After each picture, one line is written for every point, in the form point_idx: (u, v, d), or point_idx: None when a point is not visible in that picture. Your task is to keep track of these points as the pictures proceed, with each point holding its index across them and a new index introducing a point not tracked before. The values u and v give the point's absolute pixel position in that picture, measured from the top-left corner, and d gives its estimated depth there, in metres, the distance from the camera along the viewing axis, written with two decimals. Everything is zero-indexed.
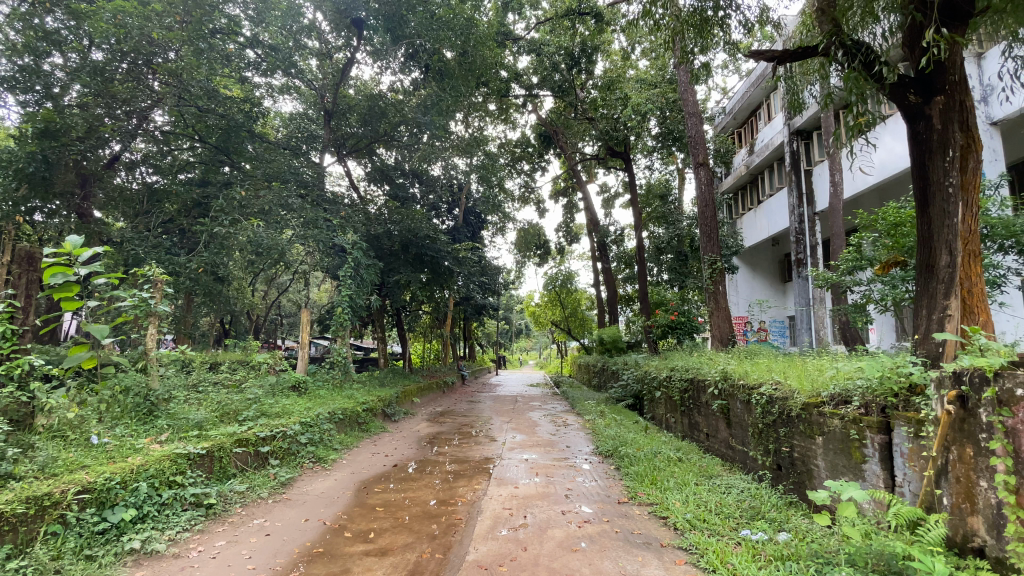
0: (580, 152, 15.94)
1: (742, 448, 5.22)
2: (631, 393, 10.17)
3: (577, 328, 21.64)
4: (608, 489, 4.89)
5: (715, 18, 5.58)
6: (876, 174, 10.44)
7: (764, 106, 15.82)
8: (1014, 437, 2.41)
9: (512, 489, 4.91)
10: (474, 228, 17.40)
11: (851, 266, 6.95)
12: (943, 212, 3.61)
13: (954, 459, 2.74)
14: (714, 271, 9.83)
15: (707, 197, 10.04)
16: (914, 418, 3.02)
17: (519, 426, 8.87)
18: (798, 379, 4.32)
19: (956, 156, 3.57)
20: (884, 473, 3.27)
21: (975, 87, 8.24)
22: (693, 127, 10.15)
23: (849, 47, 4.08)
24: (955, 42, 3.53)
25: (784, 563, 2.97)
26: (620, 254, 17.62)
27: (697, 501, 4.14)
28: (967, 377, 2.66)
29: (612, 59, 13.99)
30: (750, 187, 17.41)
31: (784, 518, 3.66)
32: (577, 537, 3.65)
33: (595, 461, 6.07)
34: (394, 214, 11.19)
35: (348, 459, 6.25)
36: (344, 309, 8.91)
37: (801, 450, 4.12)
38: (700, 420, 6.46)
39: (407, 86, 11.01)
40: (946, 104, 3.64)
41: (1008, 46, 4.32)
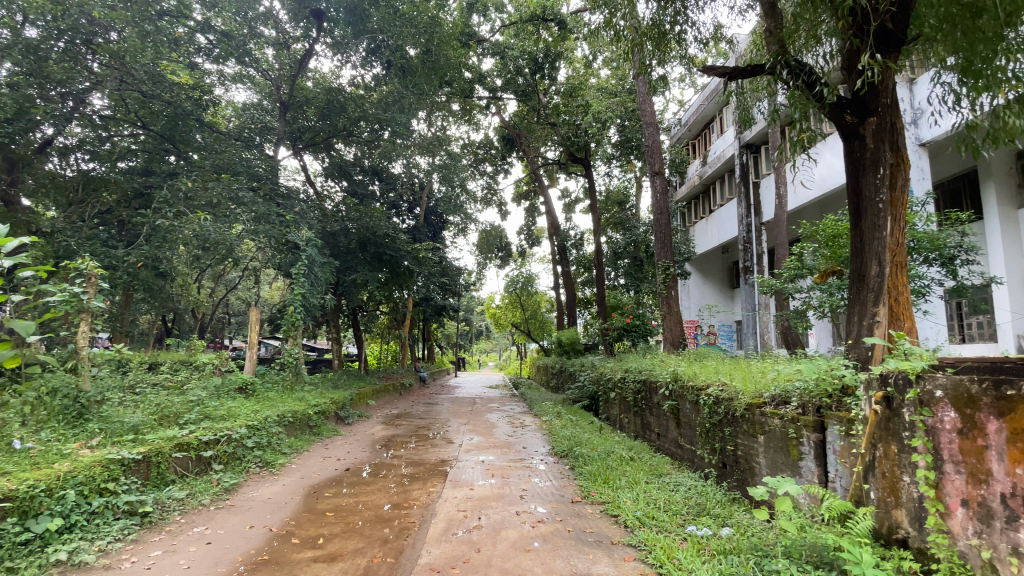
0: (542, 156, 16.03)
1: (691, 448, 5.41)
2: (588, 394, 10.35)
3: (536, 330, 21.78)
4: (562, 489, 4.95)
5: (672, 31, 5.81)
6: (816, 188, 11.09)
7: (717, 120, 16.51)
8: (934, 435, 2.62)
9: (467, 491, 4.88)
10: (435, 227, 17.27)
11: (793, 274, 7.35)
12: (873, 225, 3.88)
13: (881, 456, 2.93)
14: (667, 276, 10.15)
15: (662, 205, 10.37)
16: (846, 417, 3.22)
17: (475, 428, 8.84)
18: (743, 381, 4.52)
19: (886, 173, 3.84)
20: (818, 470, 3.48)
21: (906, 110, 8.90)
22: (650, 137, 10.44)
23: (794, 67, 4.30)
24: (888, 67, 3.79)
25: (726, 557, 3.10)
26: (579, 258, 17.86)
27: (647, 498, 4.27)
28: (893, 379, 2.85)
29: (575, 67, 14.21)
30: (703, 197, 18.09)
31: (727, 513, 3.82)
32: (531, 537, 3.67)
33: (550, 461, 6.12)
34: (352, 212, 10.93)
35: (296, 463, 6.04)
36: (296, 309, 8.63)
37: (744, 449, 4.32)
38: (652, 420, 6.64)
39: (368, 81, 10.75)
40: (878, 125, 3.91)
41: (936, 73, 4.65)
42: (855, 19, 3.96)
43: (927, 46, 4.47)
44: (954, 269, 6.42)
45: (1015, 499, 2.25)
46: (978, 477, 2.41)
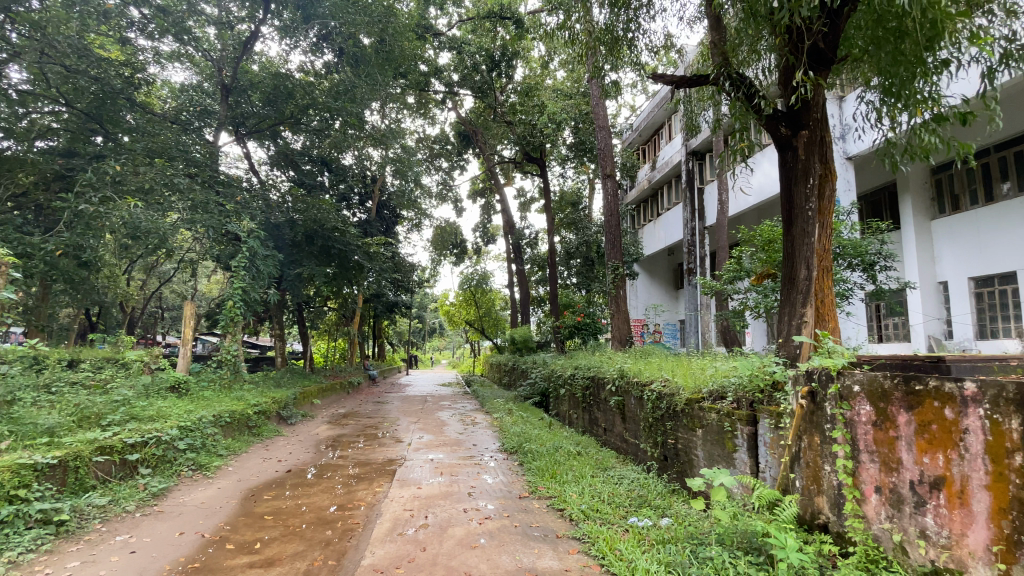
0: (498, 155, 16.02)
1: (635, 442, 5.58)
2: (539, 391, 10.48)
3: (490, 328, 21.77)
4: (510, 485, 4.98)
5: (624, 37, 5.96)
6: (754, 195, 11.73)
7: (666, 126, 17.11)
8: (851, 426, 2.84)
9: (414, 490, 4.81)
10: (388, 222, 16.89)
11: (731, 276, 7.75)
12: (803, 231, 4.14)
13: (806, 446, 3.14)
14: (616, 276, 10.43)
15: (612, 206, 10.65)
16: (775, 411, 3.43)
17: (424, 426, 8.72)
18: (684, 377, 4.73)
19: (815, 183, 4.11)
20: (750, 460, 3.70)
21: (835, 125, 9.54)
22: (602, 140, 10.66)
23: (735, 79, 4.55)
24: (819, 83, 4.05)
25: (664, 546, 3.23)
26: (533, 257, 18.03)
27: (591, 492, 4.38)
28: (817, 375, 3.06)
29: (531, 66, 14.30)
30: (652, 200, 18.69)
31: (667, 504, 3.99)
32: (477, 534, 3.68)
33: (500, 458, 6.15)
34: (298, 203, 10.51)
35: (232, 466, 5.73)
36: (236, 304, 8.21)
37: (684, 442, 4.52)
38: (599, 415, 6.81)
39: (318, 68, 10.36)
40: (809, 138, 4.17)
41: (861, 92, 5.01)
42: (791, 38, 4.21)
43: (855, 65, 4.80)
44: (874, 274, 6.98)
45: (922, 485, 2.47)
46: (890, 465, 2.63)
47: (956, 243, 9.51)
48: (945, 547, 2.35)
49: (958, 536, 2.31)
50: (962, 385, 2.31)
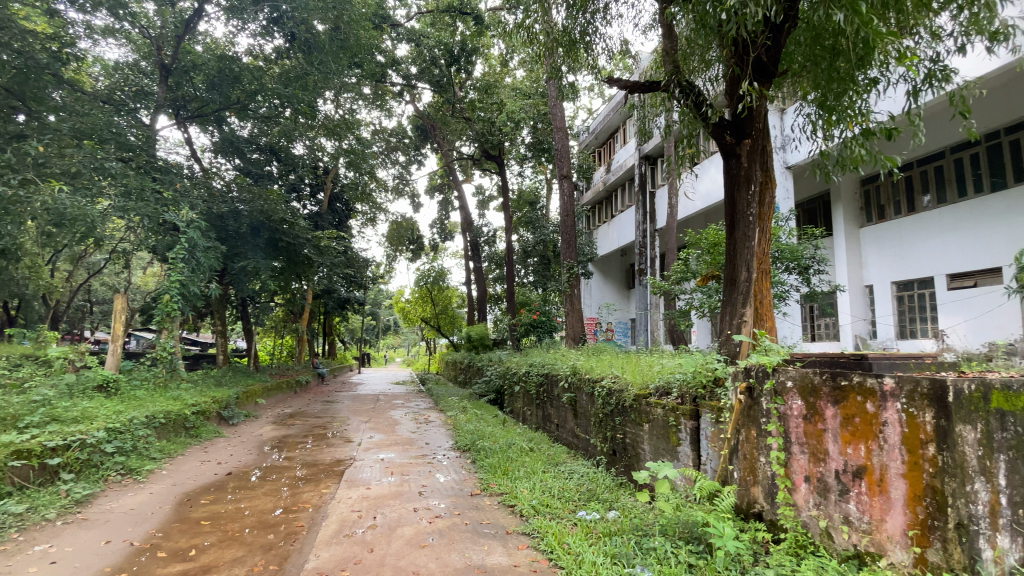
0: (457, 151, 15.89)
1: (586, 437, 5.70)
2: (494, 388, 10.50)
3: (446, 326, 21.56)
4: (462, 483, 4.97)
5: (582, 40, 6.04)
6: (701, 200, 12.24)
7: (621, 130, 17.56)
8: (784, 420, 3.02)
9: (362, 491, 4.70)
10: (341, 215, 16.39)
11: (679, 277, 8.06)
12: (744, 236, 4.35)
13: (743, 439, 3.31)
14: (571, 275, 10.59)
15: (568, 207, 10.81)
16: (716, 406, 3.59)
17: (376, 426, 8.54)
18: (633, 374, 4.89)
19: (757, 190, 4.32)
20: (692, 453, 3.86)
21: (777, 136, 10.08)
22: (559, 141, 10.79)
23: (685, 87, 4.73)
24: (762, 95, 4.25)
25: (611, 538, 3.32)
26: (491, 255, 18.03)
27: (542, 487, 4.44)
28: (754, 372, 3.22)
29: (491, 63, 14.27)
30: (606, 202, 19.13)
31: (614, 497, 4.10)
32: (426, 533, 3.64)
33: (452, 456, 6.11)
34: (244, 193, 10.02)
35: (166, 470, 5.40)
36: (173, 297, 7.76)
37: (632, 436, 4.66)
38: (552, 411, 6.91)
39: (268, 52, 9.92)
40: (752, 146, 4.38)
41: (799, 105, 5.31)
42: (737, 50, 4.41)
43: (794, 80, 5.07)
44: (808, 277, 7.46)
45: (846, 474, 2.66)
46: (818, 456, 2.81)
47: (881, 250, 10.28)
48: (866, 532, 2.55)
49: (878, 522, 2.50)
50: (882, 380, 2.51)
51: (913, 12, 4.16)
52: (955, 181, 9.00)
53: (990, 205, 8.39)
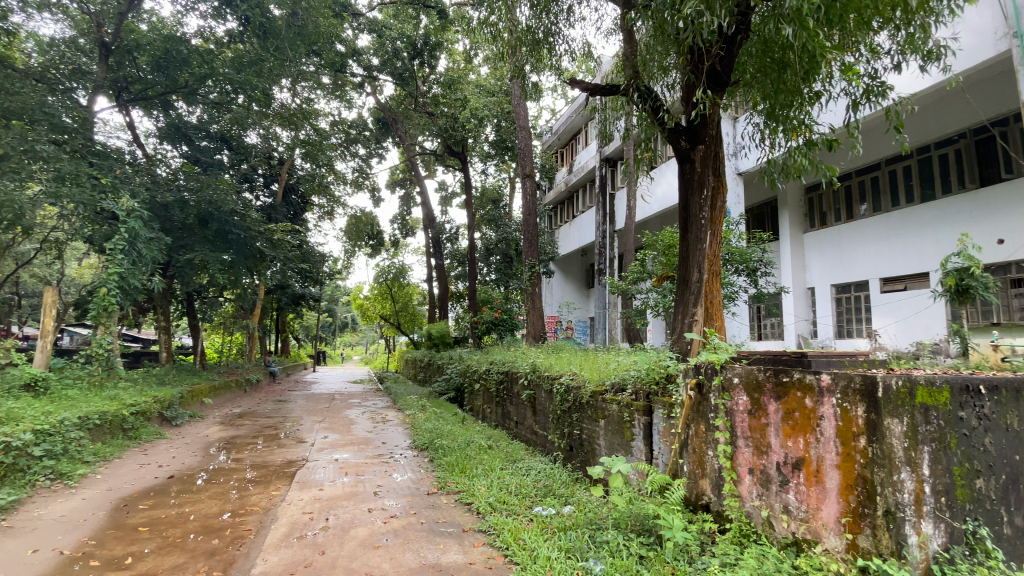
0: (419, 146, 15.66)
1: (544, 433, 5.77)
2: (453, 386, 10.44)
3: (406, 323, 21.23)
4: (419, 482, 4.92)
5: (546, 40, 6.10)
6: (657, 203, 12.64)
7: (583, 132, 17.83)
8: (731, 415, 3.15)
9: (314, 492, 4.58)
10: (296, 208, 15.84)
11: (636, 277, 8.27)
12: (697, 238, 4.51)
13: (692, 434, 3.44)
14: (533, 274, 10.66)
15: (531, 206, 10.89)
16: (669, 402, 3.72)
17: (330, 426, 8.33)
18: (590, 371, 4.98)
19: (709, 195, 4.49)
20: (645, 448, 3.98)
21: (730, 143, 10.51)
22: (523, 140, 10.82)
23: (643, 92, 4.87)
24: (714, 103, 4.42)
25: (565, 533, 3.38)
26: (453, 252, 17.88)
27: (499, 484, 4.47)
28: (703, 369, 3.36)
29: (454, 59, 14.16)
30: (568, 203, 19.37)
31: (570, 493, 4.18)
32: (380, 534, 3.59)
33: (409, 455, 6.04)
34: (191, 181, 9.51)
35: (102, 473, 5.09)
36: (111, 291, 7.30)
37: (588, 432, 4.76)
38: (511, 409, 6.94)
39: (220, 35, 9.48)
40: (705, 152, 4.56)
41: (749, 114, 5.55)
42: (693, 58, 4.57)
43: (746, 90, 5.29)
44: (755, 279, 7.81)
45: (786, 465, 2.80)
46: (761, 449, 2.95)
47: (823, 254, 10.91)
48: (804, 520, 2.70)
49: (815, 510, 2.66)
50: (821, 376, 2.66)
51: (855, 29, 4.41)
52: (889, 191, 9.64)
53: (919, 214, 9.04)
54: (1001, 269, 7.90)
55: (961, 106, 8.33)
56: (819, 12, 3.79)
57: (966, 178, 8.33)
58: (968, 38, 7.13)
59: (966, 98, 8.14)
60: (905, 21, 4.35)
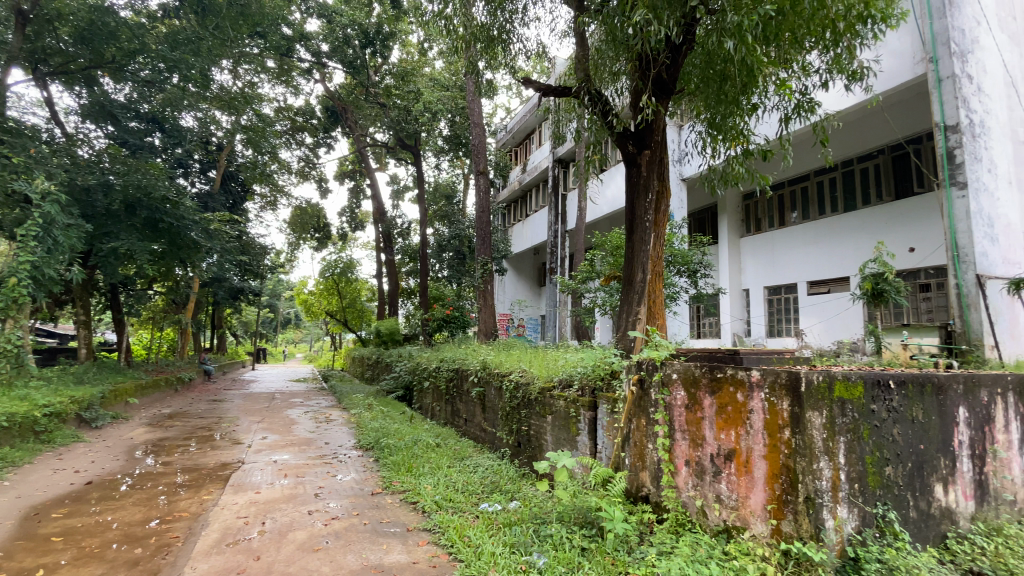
0: (370, 137, 15.26)
1: (492, 430, 5.79)
2: (402, 385, 10.25)
3: (353, 320, 20.63)
4: (363, 482, 4.81)
5: (500, 38, 6.08)
6: (605, 205, 13.02)
7: (536, 132, 18.02)
8: (669, 409, 3.28)
9: (250, 496, 4.38)
10: (236, 197, 15.00)
11: (585, 276, 8.47)
12: (641, 239, 4.67)
13: (634, 428, 3.57)
14: (485, 271, 10.65)
15: (484, 203, 10.87)
16: (613, 397, 3.84)
17: (269, 426, 7.97)
18: (539, 367, 5.06)
19: (654, 198, 4.66)
20: (590, 443, 4.08)
21: (674, 149, 10.93)
22: (477, 137, 10.78)
23: (594, 95, 4.99)
24: (660, 110, 4.58)
25: (511, 528, 3.41)
26: (404, 247, 17.55)
27: (446, 482, 4.45)
28: (644, 365, 3.49)
29: (408, 51, 13.91)
30: (521, 202, 19.51)
31: (516, 488, 4.23)
32: (321, 536, 3.48)
33: (354, 455, 5.89)
34: (118, 164, 8.80)
35: (9, 480, 4.64)
36: (21, 281, 6.65)
37: (536, 428, 4.83)
38: (460, 407, 6.93)
39: (153, 9, 8.82)
40: (651, 157, 4.72)
41: (693, 123, 5.79)
42: (641, 65, 4.72)
43: (690, 99, 5.52)
44: (696, 280, 8.19)
45: (719, 457, 2.96)
46: (696, 442, 3.10)
47: (758, 258, 11.58)
48: (734, 508, 2.86)
49: (744, 499, 2.82)
50: (751, 372, 2.82)
51: (790, 48, 4.70)
52: (817, 201, 10.35)
53: (842, 223, 9.76)
54: (911, 274, 8.69)
55: (879, 124, 9.10)
56: (758, 27, 4.01)
57: (883, 191, 9.09)
58: (889, 60, 7.78)
59: (884, 116, 8.91)
60: (834, 42, 4.68)
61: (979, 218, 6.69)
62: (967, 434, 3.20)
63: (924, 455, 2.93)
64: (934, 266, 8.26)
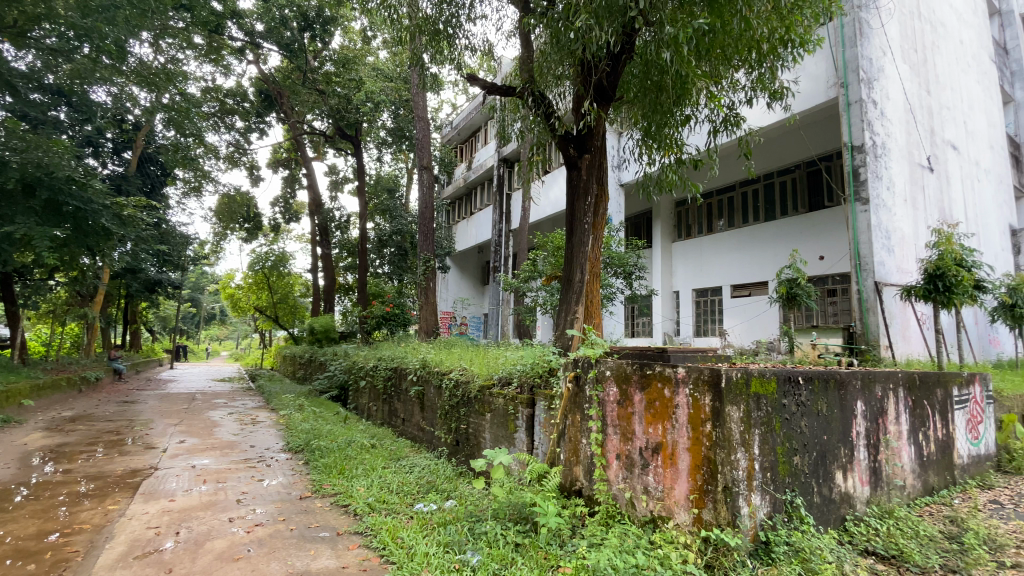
0: (307, 125, 14.61)
1: (430, 430, 5.73)
2: (336, 384, 9.89)
3: (285, 316, 19.64)
4: (291, 486, 4.60)
5: (445, 33, 6.01)
6: (547, 206, 13.23)
7: (482, 131, 18.02)
8: (602, 405, 3.39)
9: (163, 504, 4.05)
10: (155, 181, 13.82)
11: (527, 275, 8.58)
12: (580, 241, 4.80)
13: (569, 424, 3.66)
14: (427, 268, 10.48)
15: (427, 199, 10.71)
16: (550, 394, 3.91)
17: (187, 429, 7.43)
18: (479, 365, 5.06)
19: (593, 201, 4.80)
20: (527, 440, 4.15)
21: (613, 155, 11.30)
22: (421, 131, 10.59)
23: (536, 97, 5.07)
24: (599, 116, 4.73)
25: (445, 527, 3.39)
26: (342, 242, 16.92)
27: (380, 483, 4.34)
28: (580, 363, 3.59)
29: (351, 38, 13.42)
30: (465, 199, 19.43)
31: (452, 487, 4.21)
32: (242, 544, 3.29)
33: (282, 458, 5.62)
34: (13, 139, 7.81)
35: None
36: None
37: (474, 426, 4.83)
38: (398, 406, 6.79)
39: None
40: (591, 161, 4.86)
41: (631, 130, 6.01)
42: (583, 71, 4.85)
43: (628, 107, 5.73)
44: (631, 281, 8.51)
45: (647, 450, 3.09)
46: (627, 436, 3.22)
47: (688, 262, 12.20)
48: (660, 499, 3.00)
49: (669, 490, 2.96)
50: (677, 368, 2.97)
51: (720, 64, 4.99)
52: (742, 210, 11.06)
53: (764, 231, 10.48)
54: (820, 280, 9.50)
55: (796, 142, 9.87)
56: (691, 41, 4.23)
57: (799, 204, 9.87)
58: (806, 82, 8.46)
59: (801, 134, 9.68)
60: (758, 62, 5.02)
61: (878, 231, 7.43)
62: (864, 425, 3.54)
63: (827, 445, 3.22)
64: (841, 274, 9.08)
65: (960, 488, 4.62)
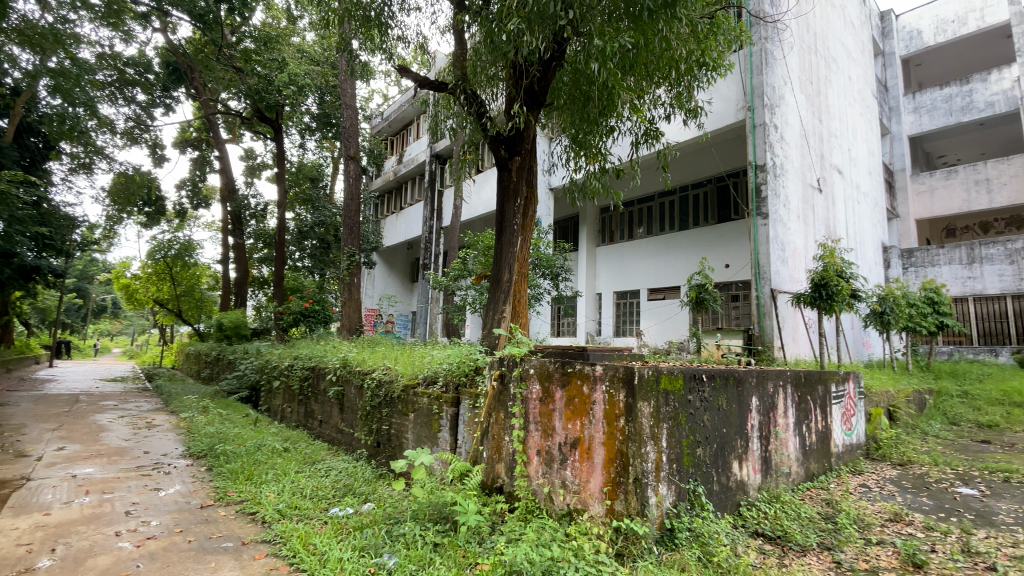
0: (220, 103, 13.55)
1: (349, 431, 5.54)
2: (247, 384, 9.24)
3: (190, 310, 18.03)
4: (191, 494, 4.25)
5: (378, 21, 5.80)
6: (477, 205, 13.25)
7: (414, 124, 17.68)
8: (525, 403, 3.44)
9: (35, 519, 3.58)
10: (34, 154, 12.11)
11: (456, 274, 8.54)
12: (508, 241, 4.85)
13: (493, 422, 3.69)
14: (351, 263, 10.08)
15: (353, 190, 10.32)
16: (475, 393, 3.93)
17: (68, 435, 6.60)
18: (404, 365, 4.97)
19: (522, 202, 4.88)
20: (450, 439, 4.14)
21: (543, 159, 11.56)
22: (349, 119, 10.17)
23: (468, 96, 5.08)
24: (528, 119, 4.82)
25: (361, 531, 3.30)
26: (258, 232, 15.82)
27: (293, 489, 4.13)
28: (505, 362, 3.64)
29: (273, 15, 12.58)
30: (395, 193, 18.96)
31: (371, 490, 4.10)
32: (131, 559, 3.00)
33: (183, 465, 5.17)
34: None
35: None
36: None
37: (396, 427, 4.73)
38: (315, 408, 6.48)
39: None
40: (520, 164, 4.94)
41: (559, 136, 6.16)
42: (515, 73, 4.91)
43: (557, 114, 5.88)
44: (558, 283, 8.74)
45: (566, 445, 3.19)
46: (547, 432, 3.29)
47: (611, 266, 12.74)
48: (576, 493, 3.11)
49: (584, 483, 3.09)
50: (595, 367, 3.11)
51: (643, 80, 5.25)
52: (660, 218, 11.74)
53: (679, 239, 11.18)
54: (727, 287, 10.32)
55: (709, 158, 10.64)
56: (617, 55, 4.45)
57: (710, 215, 10.65)
58: (718, 103, 9.15)
59: (713, 151, 10.45)
60: (676, 81, 5.33)
61: (776, 243, 8.22)
62: (758, 419, 3.91)
63: (726, 438, 3.51)
64: (744, 281, 9.93)
65: (836, 474, 5.24)
